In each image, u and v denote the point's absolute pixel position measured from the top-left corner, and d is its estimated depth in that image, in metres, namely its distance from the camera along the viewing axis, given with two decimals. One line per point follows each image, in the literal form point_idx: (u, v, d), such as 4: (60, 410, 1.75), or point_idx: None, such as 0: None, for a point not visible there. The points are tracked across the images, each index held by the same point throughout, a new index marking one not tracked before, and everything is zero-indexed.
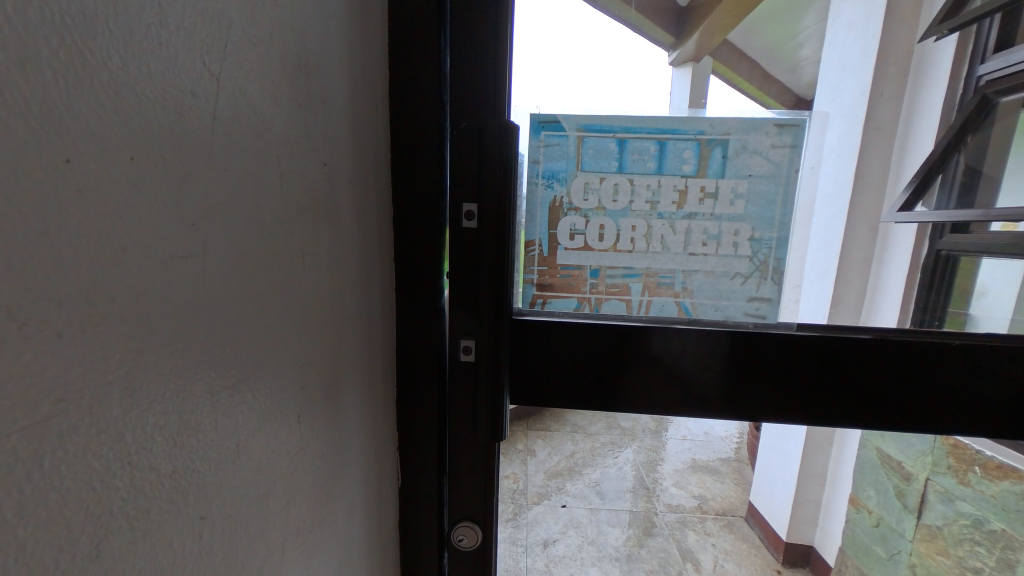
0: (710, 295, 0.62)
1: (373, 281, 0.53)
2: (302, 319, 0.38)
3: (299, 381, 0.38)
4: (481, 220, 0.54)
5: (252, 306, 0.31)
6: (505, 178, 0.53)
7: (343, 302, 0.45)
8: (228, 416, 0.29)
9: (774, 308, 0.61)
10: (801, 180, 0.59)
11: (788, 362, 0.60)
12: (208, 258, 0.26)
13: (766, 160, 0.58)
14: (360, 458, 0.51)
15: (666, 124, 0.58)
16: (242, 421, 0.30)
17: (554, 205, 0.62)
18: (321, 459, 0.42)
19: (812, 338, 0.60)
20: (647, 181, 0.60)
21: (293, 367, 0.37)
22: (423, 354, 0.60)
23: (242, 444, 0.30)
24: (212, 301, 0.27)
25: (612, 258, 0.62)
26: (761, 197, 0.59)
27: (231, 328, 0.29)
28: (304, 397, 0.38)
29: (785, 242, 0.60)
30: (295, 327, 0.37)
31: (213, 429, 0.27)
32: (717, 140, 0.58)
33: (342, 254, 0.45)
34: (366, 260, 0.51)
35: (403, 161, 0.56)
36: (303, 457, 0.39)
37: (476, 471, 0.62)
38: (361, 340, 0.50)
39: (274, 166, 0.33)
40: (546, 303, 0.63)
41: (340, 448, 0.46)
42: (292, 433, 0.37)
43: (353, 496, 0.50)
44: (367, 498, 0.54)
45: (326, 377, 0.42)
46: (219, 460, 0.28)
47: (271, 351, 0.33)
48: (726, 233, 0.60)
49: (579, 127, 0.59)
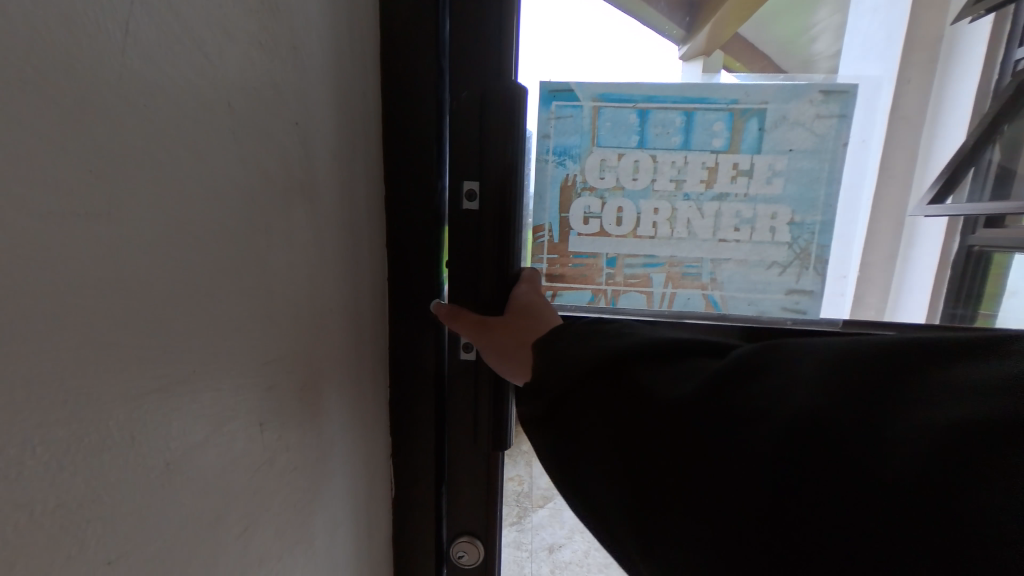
0: (742, 287, 0.55)
1: (364, 268, 0.47)
2: (272, 307, 0.32)
3: (269, 380, 0.32)
4: (484, 201, 0.49)
5: (203, 288, 0.25)
6: (514, 157, 0.48)
7: (323, 288, 0.39)
8: (165, 422, 0.23)
9: (815, 301, 0.55)
10: (849, 156, 0.51)
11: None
12: (139, 222, 0.21)
13: (808, 133, 0.51)
14: (348, 467, 0.46)
15: (693, 92, 0.52)
16: (183, 426, 0.24)
17: (565, 184, 0.55)
18: (300, 469, 0.37)
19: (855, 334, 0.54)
20: (671, 158, 0.53)
21: (262, 365, 0.31)
22: (421, 352, 0.54)
23: (185, 457, 0.24)
24: (142, 277, 0.21)
25: (631, 244, 0.55)
26: (802, 175, 0.52)
27: (172, 310, 0.23)
28: (271, 401, 0.32)
29: (830, 226, 0.53)
30: (263, 315, 0.31)
31: (144, 440, 0.22)
32: (752, 110, 0.51)
33: (320, 235, 0.39)
34: (355, 243, 0.45)
35: (395, 132, 0.49)
36: (273, 469, 0.33)
37: (478, 479, 0.59)
38: (349, 337, 0.44)
39: (226, 118, 0.27)
40: (556, 296, 0.57)
41: (320, 458, 0.40)
42: (255, 444, 0.31)
43: (335, 513, 0.44)
44: (358, 510, 0.49)
45: (302, 377, 0.36)
46: (151, 480, 0.22)
47: (228, 344, 0.27)
48: (762, 216, 0.53)
49: (595, 96, 0.53)
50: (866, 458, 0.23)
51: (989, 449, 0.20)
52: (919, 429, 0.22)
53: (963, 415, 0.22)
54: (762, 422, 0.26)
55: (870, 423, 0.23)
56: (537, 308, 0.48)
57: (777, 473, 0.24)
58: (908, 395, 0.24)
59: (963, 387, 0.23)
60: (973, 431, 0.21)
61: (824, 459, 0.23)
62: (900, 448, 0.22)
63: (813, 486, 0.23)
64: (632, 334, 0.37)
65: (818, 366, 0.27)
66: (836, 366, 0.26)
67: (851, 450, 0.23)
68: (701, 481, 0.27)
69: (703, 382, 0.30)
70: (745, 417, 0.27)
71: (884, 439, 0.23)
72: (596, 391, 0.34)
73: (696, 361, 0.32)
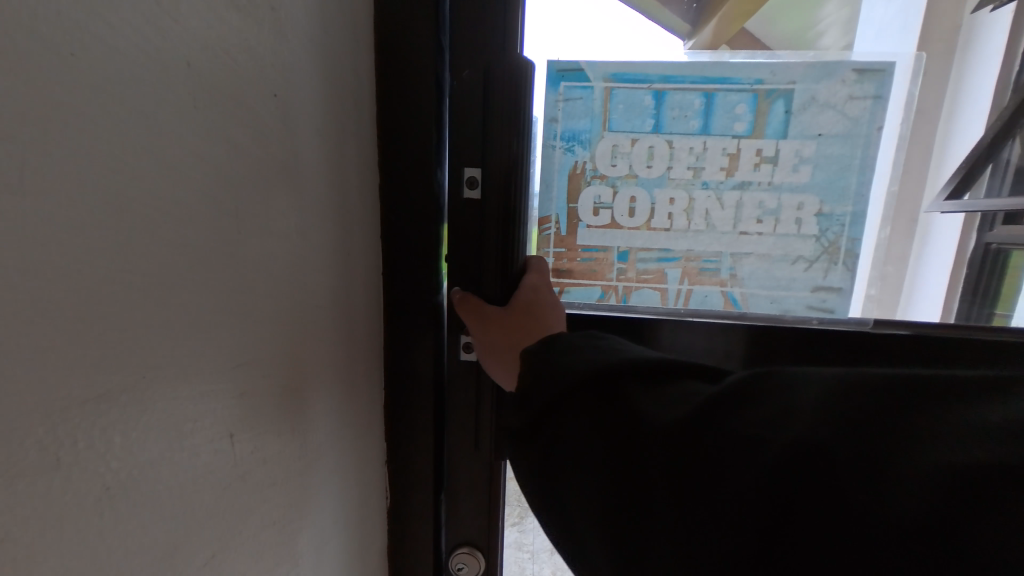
0: (764, 283, 0.51)
1: (362, 262, 0.43)
2: (268, 307, 0.28)
3: (260, 390, 0.28)
4: (485, 189, 0.45)
5: (187, 285, 0.21)
6: (517, 140, 0.44)
7: (321, 284, 0.35)
8: (134, 442, 0.19)
9: (843, 299, 0.51)
10: (882, 143, 0.48)
11: (858, 368, 0.50)
12: (100, 201, 0.17)
13: (840, 116, 0.47)
14: (344, 481, 0.42)
15: (715, 71, 0.47)
16: (161, 446, 0.20)
17: (573, 172, 0.51)
18: (295, 484, 0.33)
19: (886, 335, 0.50)
20: (689, 144, 0.49)
21: (256, 371, 0.27)
22: (417, 356, 0.49)
23: (163, 482, 0.21)
24: (105, 271, 0.17)
25: (645, 237, 0.51)
26: (831, 162, 0.48)
27: (144, 309, 0.19)
28: (260, 412, 0.28)
29: (861, 218, 0.49)
30: (256, 316, 0.27)
31: (107, 467, 0.18)
32: (779, 91, 0.47)
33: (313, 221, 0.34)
34: (351, 234, 0.41)
35: (394, 109, 0.44)
36: (264, 489, 0.29)
37: (479, 487, 0.55)
38: (344, 338, 0.40)
39: (207, 74, 0.22)
40: (563, 293, 0.53)
41: (311, 472, 0.36)
42: (241, 462, 0.26)
43: (328, 531, 0.39)
44: (355, 523, 0.45)
45: (294, 382, 0.32)
46: (117, 514, 0.19)
47: (216, 349, 0.24)
48: (787, 207, 0.49)
49: (607, 76, 0.48)
50: (870, 496, 0.20)
51: (1000, 494, 0.18)
52: (934, 465, 0.20)
53: (978, 456, 0.19)
54: (761, 447, 0.22)
55: (878, 458, 0.20)
56: (544, 301, 0.46)
57: (773, 507, 0.21)
58: (916, 428, 0.21)
59: (974, 423, 0.20)
60: (989, 476, 0.19)
61: (822, 492, 0.20)
62: (908, 487, 0.19)
63: (808, 526, 0.20)
64: (612, 345, 0.32)
65: (819, 392, 0.24)
66: (840, 395, 0.23)
67: (854, 487, 0.20)
68: (691, 515, 0.23)
69: (694, 402, 0.26)
70: (741, 441, 0.23)
71: (889, 476, 0.20)
72: (577, 405, 0.29)
73: (683, 380, 0.28)
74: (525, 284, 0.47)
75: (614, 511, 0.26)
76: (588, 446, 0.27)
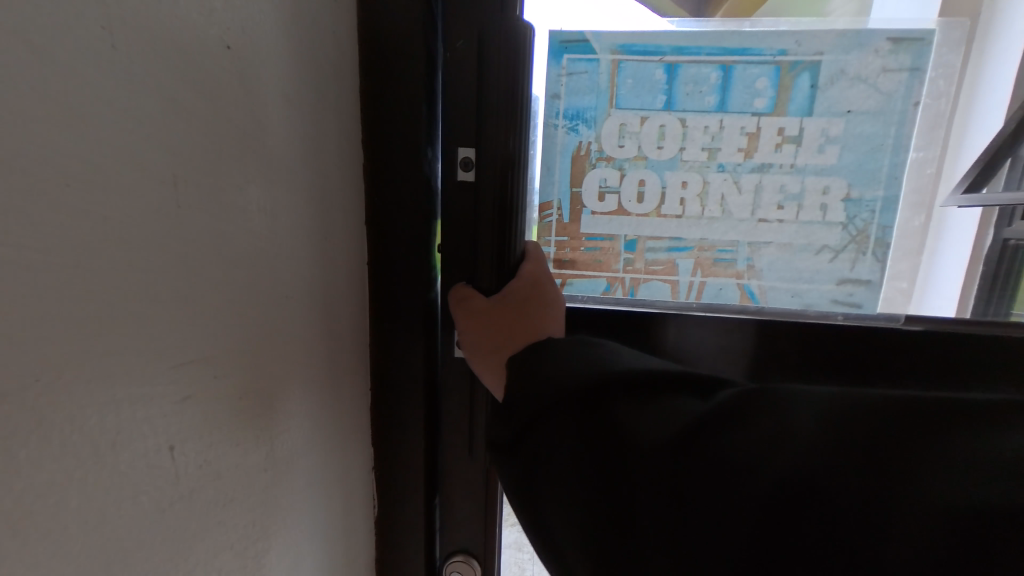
0: (783, 275, 0.47)
1: (354, 249, 0.39)
2: (244, 290, 0.24)
3: (239, 388, 0.24)
4: (479, 170, 0.41)
5: (148, 258, 0.17)
6: (514, 114, 0.39)
7: (310, 271, 0.31)
8: (82, 450, 0.16)
9: (872, 292, 0.46)
10: (918, 119, 0.43)
11: (865, 364, 0.45)
12: (24, 141, 0.13)
13: (872, 90, 0.43)
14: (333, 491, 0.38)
15: (732, 42, 0.43)
16: (116, 454, 0.17)
17: (577, 154, 0.46)
18: (279, 494, 0.29)
19: (893, 330, 0.44)
20: (704, 122, 0.45)
21: (234, 366, 0.23)
22: (410, 360, 0.44)
23: (116, 498, 0.17)
24: (31, 233, 0.13)
25: (655, 225, 0.47)
26: (861, 141, 0.43)
27: (89, 285, 0.15)
28: (224, 419, 0.23)
29: (893, 202, 0.44)
30: (233, 301, 0.23)
31: (44, 479, 0.14)
32: (805, 62, 0.43)
33: (296, 195, 0.29)
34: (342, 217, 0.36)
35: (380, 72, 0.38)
36: (243, 502, 0.25)
37: (475, 492, 0.52)
38: (336, 332, 0.36)
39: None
40: (564, 285, 0.49)
41: (293, 487, 0.31)
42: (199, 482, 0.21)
43: (312, 550, 0.35)
44: (344, 534, 0.41)
45: (271, 384, 0.27)
46: (60, 537, 0.15)
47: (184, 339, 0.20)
48: (811, 191, 0.45)
49: (614, 48, 0.44)
50: (869, 530, 0.20)
51: (997, 533, 0.19)
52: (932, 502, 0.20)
53: (970, 490, 0.19)
54: (760, 477, 0.21)
55: (876, 493, 0.20)
56: (546, 296, 0.43)
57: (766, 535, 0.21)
58: (913, 457, 0.21)
59: (966, 452, 0.21)
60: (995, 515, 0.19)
61: (821, 522, 0.20)
62: (912, 525, 0.19)
63: (810, 558, 0.20)
64: (598, 357, 0.31)
65: (814, 415, 0.23)
66: (837, 420, 0.23)
67: (852, 521, 0.20)
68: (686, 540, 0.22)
69: (688, 420, 0.24)
70: (737, 469, 0.22)
71: (888, 509, 0.20)
72: (565, 419, 0.28)
73: (671, 394, 0.27)
74: (529, 272, 0.43)
75: (602, 517, 0.25)
76: (576, 457, 0.26)
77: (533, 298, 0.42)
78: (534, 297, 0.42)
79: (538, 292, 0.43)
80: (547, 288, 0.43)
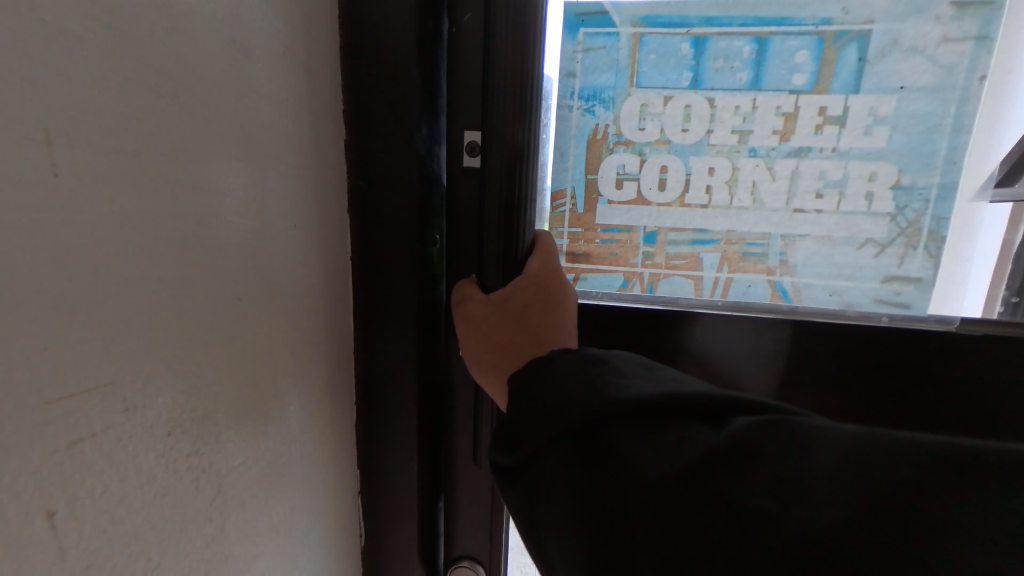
0: (821, 271, 0.42)
1: (348, 239, 0.36)
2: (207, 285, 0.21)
3: (205, 385, 0.22)
4: (485, 155, 0.37)
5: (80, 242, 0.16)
6: (525, 91, 0.36)
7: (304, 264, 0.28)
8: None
9: (923, 291, 0.42)
10: (983, 95, 0.38)
11: (907, 371, 0.40)
12: None
13: (929, 62, 0.38)
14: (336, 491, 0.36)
15: (769, 11, 0.39)
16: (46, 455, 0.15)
17: (593, 138, 0.43)
18: (261, 493, 0.28)
19: (940, 333, 0.39)
20: (735, 101, 0.41)
21: (197, 359, 0.22)
22: (395, 369, 0.38)
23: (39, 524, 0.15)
24: None
25: (677, 215, 0.43)
26: (915, 121, 0.39)
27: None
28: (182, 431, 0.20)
29: (950, 190, 0.39)
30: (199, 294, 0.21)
31: None
32: (852, 32, 0.38)
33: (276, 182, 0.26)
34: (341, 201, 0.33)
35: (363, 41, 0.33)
36: (218, 504, 0.24)
37: (482, 498, 0.49)
38: (323, 327, 0.34)
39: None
40: (578, 280, 0.45)
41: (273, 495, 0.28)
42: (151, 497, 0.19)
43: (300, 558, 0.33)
44: (337, 535, 0.40)
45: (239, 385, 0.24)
46: None
47: (138, 331, 0.18)
48: (854, 178, 0.40)
49: (636, 20, 0.40)
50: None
51: None
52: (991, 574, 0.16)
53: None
54: (777, 526, 0.19)
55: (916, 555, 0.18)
56: (550, 300, 0.38)
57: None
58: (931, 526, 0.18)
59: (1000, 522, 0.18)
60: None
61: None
62: None
63: None
64: (604, 374, 0.28)
65: (833, 465, 0.21)
66: (855, 473, 0.20)
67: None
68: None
69: (700, 454, 0.22)
70: (750, 515, 0.20)
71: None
72: (565, 443, 0.26)
73: (679, 424, 0.24)
74: (534, 272, 0.38)
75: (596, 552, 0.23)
76: (574, 485, 0.24)
77: (535, 305, 0.37)
78: (537, 304, 0.37)
79: (541, 298, 0.38)
80: (554, 292, 0.38)
